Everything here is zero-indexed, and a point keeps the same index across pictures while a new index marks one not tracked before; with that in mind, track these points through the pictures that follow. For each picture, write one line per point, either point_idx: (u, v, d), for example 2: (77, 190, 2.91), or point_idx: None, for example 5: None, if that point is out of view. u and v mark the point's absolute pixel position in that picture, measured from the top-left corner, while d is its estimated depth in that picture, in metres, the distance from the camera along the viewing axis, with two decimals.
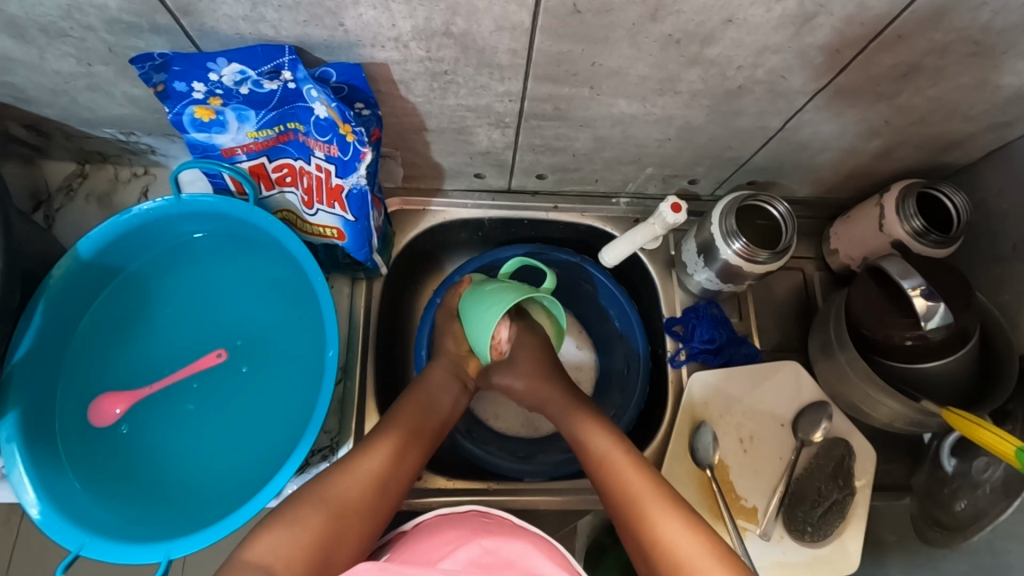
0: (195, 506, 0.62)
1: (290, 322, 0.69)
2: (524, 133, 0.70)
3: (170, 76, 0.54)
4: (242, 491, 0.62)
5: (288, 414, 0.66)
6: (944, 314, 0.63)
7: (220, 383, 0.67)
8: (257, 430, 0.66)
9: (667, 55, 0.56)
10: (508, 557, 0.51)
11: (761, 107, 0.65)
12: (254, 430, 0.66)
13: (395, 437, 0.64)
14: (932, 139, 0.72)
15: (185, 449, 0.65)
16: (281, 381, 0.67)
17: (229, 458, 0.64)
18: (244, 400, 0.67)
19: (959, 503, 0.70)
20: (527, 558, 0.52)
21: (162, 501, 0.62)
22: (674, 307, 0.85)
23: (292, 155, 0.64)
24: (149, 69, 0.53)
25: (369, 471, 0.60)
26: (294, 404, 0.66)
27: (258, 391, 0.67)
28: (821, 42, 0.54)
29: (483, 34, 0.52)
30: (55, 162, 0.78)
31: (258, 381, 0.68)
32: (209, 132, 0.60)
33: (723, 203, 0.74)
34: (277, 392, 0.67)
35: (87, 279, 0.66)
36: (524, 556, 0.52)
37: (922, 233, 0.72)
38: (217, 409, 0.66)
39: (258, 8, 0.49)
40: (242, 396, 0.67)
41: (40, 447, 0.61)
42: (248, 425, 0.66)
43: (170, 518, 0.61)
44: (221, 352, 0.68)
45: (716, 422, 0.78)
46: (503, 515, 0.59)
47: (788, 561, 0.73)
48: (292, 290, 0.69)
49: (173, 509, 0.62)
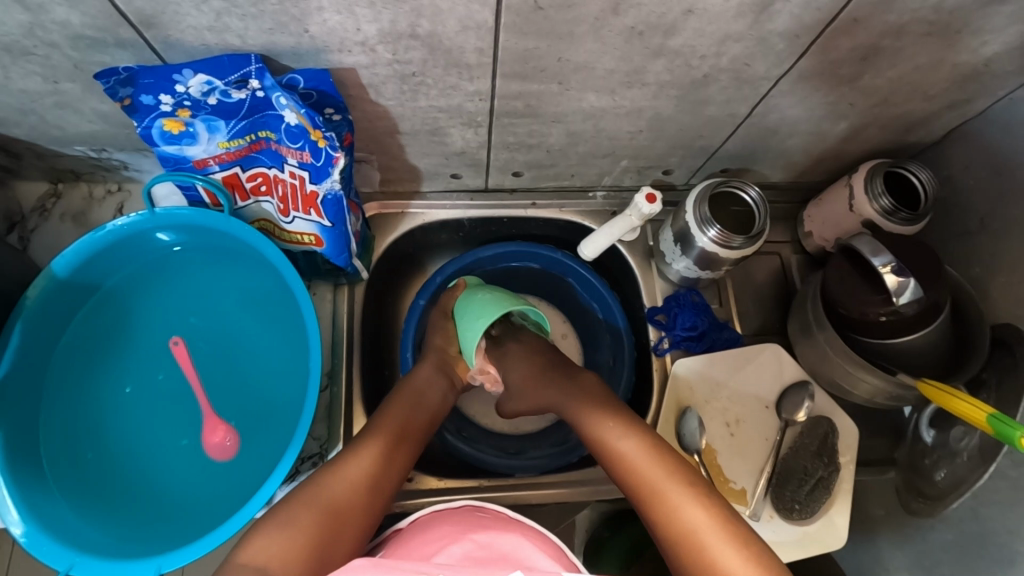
0: (201, 511, 0.62)
1: (268, 317, 0.69)
2: (497, 131, 0.70)
3: (136, 89, 0.54)
4: (242, 489, 0.63)
5: (277, 406, 0.67)
6: (915, 289, 0.65)
7: (216, 386, 0.68)
8: (256, 430, 0.66)
9: (632, 48, 0.57)
10: (500, 550, 0.52)
11: (728, 95, 0.66)
12: (257, 430, 0.66)
13: (383, 438, 0.65)
14: (896, 120, 0.73)
15: (191, 463, 0.65)
16: (264, 374, 0.68)
17: (230, 457, 0.65)
18: (233, 395, 0.67)
19: (939, 473, 0.72)
20: (520, 549, 0.52)
21: (166, 515, 0.62)
22: (656, 297, 0.86)
23: (266, 164, 0.64)
24: (115, 83, 0.53)
25: (357, 473, 0.60)
26: (282, 398, 0.67)
27: (256, 392, 0.68)
28: (781, 28, 0.55)
29: (449, 34, 0.53)
30: (26, 183, 0.77)
31: (257, 381, 0.68)
32: (180, 144, 0.60)
33: (696, 192, 0.75)
34: (265, 385, 0.68)
35: (65, 298, 0.65)
36: (517, 549, 0.52)
37: (891, 211, 0.74)
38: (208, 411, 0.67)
39: (222, 19, 0.49)
40: (242, 399, 0.67)
41: (27, 470, 0.60)
42: (247, 430, 0.66)
43: (179, 525, 0.61)
44: (178, 340, 0.68)
45: (701, 407, 0.79)
46: (498, 509, 0.59)
47: (780, 540, 0.74)
48: (266, 284, 0.69)
49: (181, 522, 0.61)
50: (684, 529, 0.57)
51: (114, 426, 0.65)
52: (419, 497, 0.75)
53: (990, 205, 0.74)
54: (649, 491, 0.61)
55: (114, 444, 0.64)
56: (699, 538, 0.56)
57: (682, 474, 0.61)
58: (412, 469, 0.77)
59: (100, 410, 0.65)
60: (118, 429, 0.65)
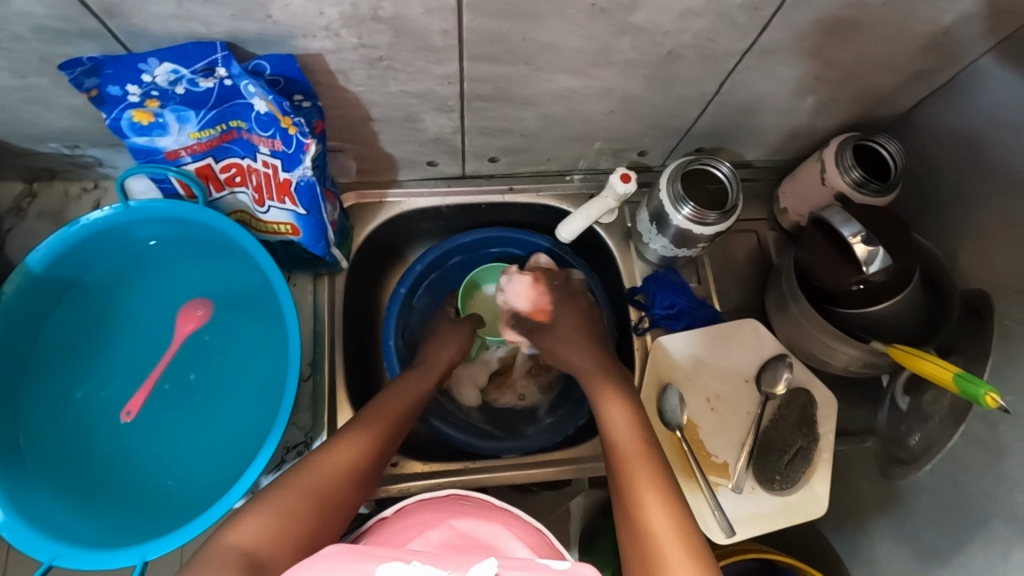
0: (200, 493, 0.62)
1: (241, 288, 0.70)
2: (469, 116, 0.71)
3: (103, 80, 0.54)
4: (236, 466, 0.63)
5: (262, 377, 0.67)
6: (884, 257, 0.66)
7: (191, 358, 0.68)
8: (239, 408, 0.66)
9: (596, 25, 0.57)
10: (481, 536, 0.54)
11: (695, 71, 0.67)
12: (243, 396, 0.67)
13: (376, 430, 0.65)
14: (862, 93, 0.75)
15: (184, 443, 0.65)
16: (241, 322, 0.69)
17: (217, 428, 0.65)
18: (212, 361, 0.68)
19: (914, 436, 0.74)
20: (499, 540, 0.54)
21: (159, 505, 0.62)
22: (635, 277, 0.87)
23: (241, 155, 0.64)
24: (81, 74, 0.53)
25: (345, 462, 0.60)
26: (260, 362, 0.68)
27: (237, 348, 0.68)
28: (741, 1, 0.56)
29: (413, 16, 0.53)
30: (2, 183, 0.77)
31: (224, 340, 0.69)
32: (150, 135, 0.60)
33: (668, 170, 0.76)
34: (231, 348, 0.68)
35: (38, 298, 0.64)
36: (496, 538, 0.54)
37: (862, 183, 0.75)
38: (193, 398, 0.67)
39: (184, 6, 0.49)
40: (225, 364, 0.68)
41: (12, 472, 0.60)
42: (232, 404, 0.66)
43: (177, 513, 0.61)
44: (128, 411, 0.65)
45: (682, 383, 0.80)
46: (483, 499, 0.60)
47: (762, 511, 0.75)
48: (241, 268, 0.70)
49: (178, 508, 0.62)
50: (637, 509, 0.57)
51: (96, 420, 0.65)
52: (406, 482, 0.75)
53: (958, 173, 0.75)
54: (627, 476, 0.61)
55: (101, 443, 0.64)
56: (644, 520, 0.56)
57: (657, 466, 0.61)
58: (397, 454, 0.78)
59: (83, 407, 0.65)
60: (102, 424, 0.65)
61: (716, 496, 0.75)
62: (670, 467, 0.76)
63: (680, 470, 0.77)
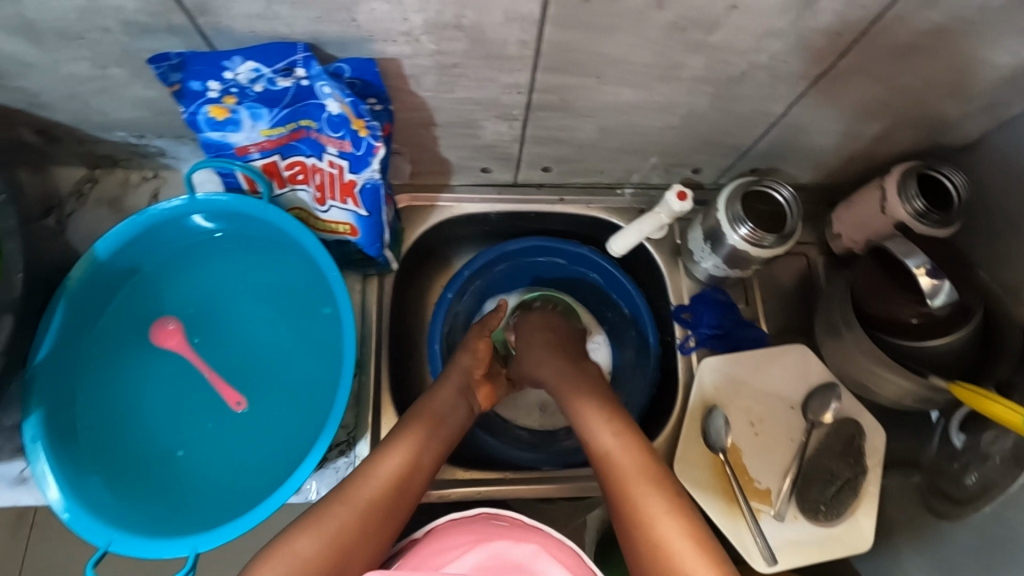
0: (253, 484, 0.63)
1: (268, 266, 0.70)
2: (531, 125, 0.71)
3: (186, 75, 0.56)
4: (289, 459, 0.64)
5: (316, 370, 0.67)
6: (950, 292, 0.64)
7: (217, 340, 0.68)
8: (283, 394, 0.67)
9: (671, 42, 0.57)
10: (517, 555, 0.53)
11: (762, 92, 0.66)
12: (283, 377, 0.68)
13: (420, 430, 0.67)
14: (929, 122, 0.73)
15: (232, 433, 0.65)
16: (269, 298, 0.70)
17: (262, 410, 0.66)
18: (249, 346, 0.69)
19: (970, 476, 0.72)
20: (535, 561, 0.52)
21: (213, 496, 0.62)
22: (681, 294, 0.86)
23: (307, 155, 0.64)
24: (166, 69, 0.55)
25: (384, 472, 0.62)
26: (297, 341, 0.69)
27: (269, 326, 0.69)
28: (822, 25, 0.55)
29: (493, 25, 0.53)
30: (64, 168, 0.79)
31: (253, 320, 0.69)
32: (223, 131, 0.61)
33: (728, 189, 0.75)
34: (259, 324, 0.69)
35: (91, 291, 0.65)
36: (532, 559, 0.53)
37: (923, 213, 0.73)
38: (252, 388, 0.67)
39: (272, 7, 0.50)
40: (261, 345, 0.69)
41: (72, 462, 0.60)
42: (277, 389, 0.67)
43: (233, 504, 0.62)
44: (241, 401, 0.66)
45: (727, 406, 0.79)
46: (514, 516, 0.59)
47: (802, 541, 0.74)
48: (284, 259, 0.70)
49: (232, 499, 0.62)
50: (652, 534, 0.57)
51: (146, 412, 0.65)
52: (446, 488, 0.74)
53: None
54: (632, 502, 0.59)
55: (153, 435, 0.65)
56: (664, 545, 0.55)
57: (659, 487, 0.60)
58: None
59: (133, 400, 0.65)
60: (152, 414, 0.65)
61: (758, 524, 0.74)
62: (712, 490, 0.75)
63: (720, 493, 0.75)
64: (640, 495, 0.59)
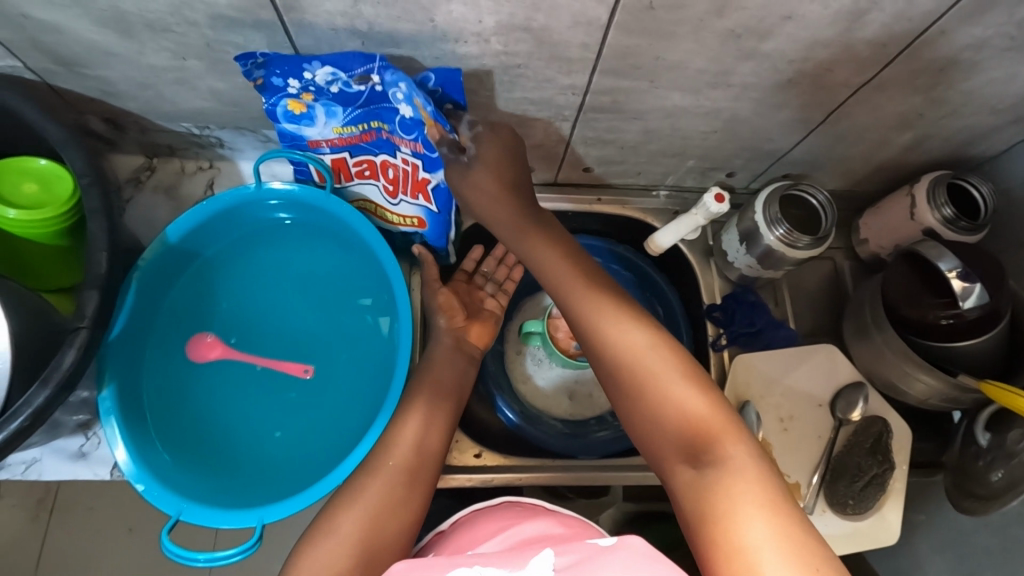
0: (312, 461, 0.66)
1: (325, 252, 0.73)
2: (579, 126, 0.74)
3: (269, 72, 0.58)
4: (346, 440, 0.66)
5: (371, 354, 0.70)
6: (980, 294, 0.68)
7: (277, 323, 0.71)
8: (341, 376, 0.70)
9: (725, 49, 0.60)
10: (538, 535, 0.54)
11: (805, 100, 0.69)
12: (341, 359, 0.70)
13: (425, 395, 0.67)
14: (960, 133, 0.76)
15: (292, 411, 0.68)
16: (326, 284, 0.72)
17: (320, 390, 0.69)
18: (306, 329, 0.71)
19: (994, 473, 0.73)
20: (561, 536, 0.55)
21: (275, 471, 0.65)
22: (714, 294, 0.89)
23: (381, 155, 0.68)
24: (251, 66, 0.57)
25: (398, 450, 0.62)
26: (352, 325, 0.71)
27: (326, 310, 0.72)
28: (869, 36, 0.58)
29: (561, 29, 0.56)
30: (124, 156, 0.81)
31: (310, 304, 0.72)
32: (299, 124, 0.64)
33: (765, 192, 0.78)
34: (316, 308, 0.72)
35: (158, 273, 0.67)
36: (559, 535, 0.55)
37: (952, 220, 0.77)
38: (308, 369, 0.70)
39: (357, 5, 0.53)
40: (318, 328, 0.71)
41: (141, 437, 0.63)
42: (334, 370, 0.70)
43: (294, 479, 0.65)
44: (308, 367, 0.69)
45: (759, 402, 0.82)
46: (532, 501, 0.62)
47: (830, 533, 0.77)
48: (341, 247, 0.73)
49: (293, 475, 0.65)
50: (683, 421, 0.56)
51: (209, 389, 0.68)
52: (486, 474, 0.77)
53: None
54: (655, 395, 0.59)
55: (218, 412, 0.67)
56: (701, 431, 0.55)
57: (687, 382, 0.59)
58: (479, 445, 0.79)
59: (198, 379, 0.68)
60: (215, 393, 0.68)
61: None
62: None
63: None
64: (666, 385, 0.58)
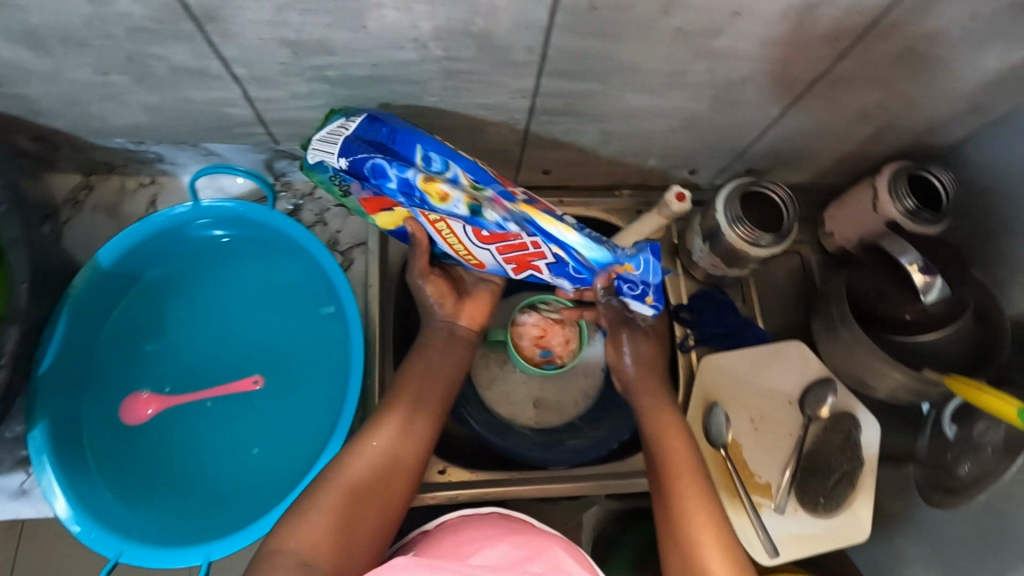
0: (262, 489, 0.64)
1: (269, 268, 0.72)
2: (534, 129, 0.72)
3: (409, 171, 0.55)
4: (296, 462, 0.65)
5: (320, 374, 0.69)
6: (942, 288, 0.66)
7: (221, 346, 0.69)
8: (288, 396, 0.68)
9: (677, 48, 0.58)
10: (531, 548, 0.55)
11: (764, 96, 0.67)
12: (288, 379, 0.68)
13: (399, 408, 0.66)
14: (921, 124, 0.75)
15: (240, 437, 0.66)
16: (270, 302, 0.71)
17: (263, 410, 0.67)
18: (251, 349, 0.69)
19: (962, 466, 0.73)
20: (554, 552, 0.55)
21: (224, 505, 0.64)
22: (680, 294, 0.86)
23: (473, 226, 0.60)
24: (395, 167, 0.55)
25: (376, 447, 0.63)
26: (300, 343, 0.70)
27: (273, 328, 0.70)
28: (822, 31, 0.57)
29: (502, 32, 0.54)
30: (59, 175, 0.78)
31: (255, 323, 0.70)
32: (423, 195, 0.57)
33: (726, 190, 0.76)
34: (262, 327, 0.70)
35: (90, 304, 0.66)
36: (551, 549, 0.56)
37: (914, 212, 0.76)
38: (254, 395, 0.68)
39: (282, 13, 0.50)
40: (263, 348, 0.69)
41: (78, 474, 0.62)
42: (280, 392, 0.68)
43: (242, 509, 0.63)
44: (257, 378, 0.68)
45: (728, 403, 0.81)
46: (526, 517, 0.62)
47: (803, 533, 0.76)
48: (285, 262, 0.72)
49: (244, 506, 0.63)
50: (677, 507, 0.66)
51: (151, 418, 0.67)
52: (452, 491, 0.74)
53: (1012, 208, 0.76)
54: (665, 476, 0.68)
55: (162, 442, 0.66)
56: (686, 524, 0.64)
57: (695, 475, 0.68)
58: (444, 461, 0.76)
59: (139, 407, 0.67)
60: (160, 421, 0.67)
61: (760, 517, 0.75)
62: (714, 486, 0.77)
63: (722, 487, 0.77)
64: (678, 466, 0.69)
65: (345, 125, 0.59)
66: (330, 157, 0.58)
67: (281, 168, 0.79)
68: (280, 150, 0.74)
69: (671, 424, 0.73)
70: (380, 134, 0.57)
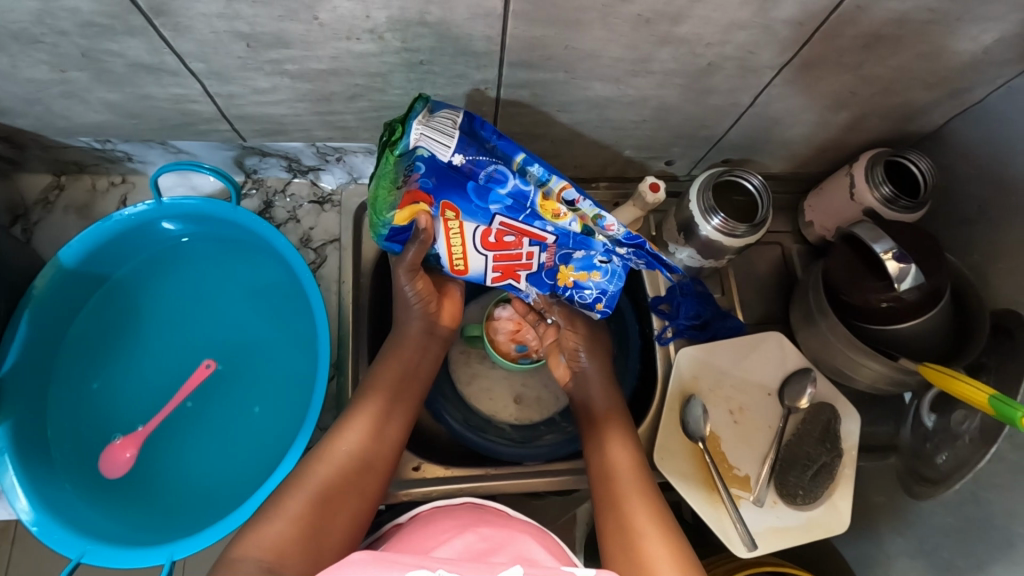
0: (226, 490, 0.67)
1: (232, 271, 0.75)
2: (503, 121, 0.71)
3: (517, 182, 0.60)
4: (259, 462, 0.68)
5: (280, 373, 0.72)
6: (916, 275, 0.66)
7: (186, 350, 0.73)
8: (252, 397, 0.71)
9: (638, 35, 0.57)
10: (498, 540, 0.55)
11: (732, 84, 0.67)
12: (252, 378, 0.72)
13: (369, 415, 0.66)
14: (896, 109, 0.74)
15: (205, 438, 0.70)
16: (235, 304, 0.74)
17: (225, 409, 0.71)
18: (217, 349, 0.73)
19: (940, 456, 0.72)
20: (520, 543, 0.55)
21: (189, 510, 0.67)
22: (659, 287, 0.85)
23: (511, 223, 0.65)
24: (487, 168, 0.60)
25: (343, 453, 0.63)
26: (263, 343, 0.73)
27: (239, 330, 0.74)
28: (785, 16, 0.56)
29: (458, 21, 0.53)
30: (29, 175, 0.77)
31: (220, 323, 0.74)
32: (498, 194, 0.62)
33: (700, 180, 0.76)
34: (228, 327, 0.74)
35: (54, 306, 0.69)
36: (517, 541, 0.55)
37: (891, 199, 0.75)
38: (220, 398, 0.71)
39: (232, 6, 0.49)
40: (229, 349, 0.73)
41: (42, 473, 0.65)
42: (244, 392, 0.72)
43: (206, 512, 0.66)
44: (209, 363, 0.72)
45: (706, 395, 0.80)
46: (499, 506, 0.62)
47: (782, 525, 0.75)
48: (249, 265, 0.75)
49: (208, 509, 0.66)
50: (631, 523, 0.64)
51: (118, 417, 0.70)
52: (427, 487, 0.73)
53: (989, 193, 0.75)
54: (620, 493, 0.66)
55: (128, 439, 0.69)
56: (641, 539, 0.62)
57: (650, 490, 0.67)
58: (418, 457, 0.75)
59: (108, 408, 0.70)
60: (127, 420, 0.70)
61: (738, 510, 0.74)
62: (692, 480, 0.76)
63: (701, 482, 0.76)
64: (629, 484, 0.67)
65: (452, 118, 0.59)
66: (444, 149, 0.58)
67: (252, 164, 0.78)
68: (250, 147, 0.74)
69: (628, 439, 0.71)
70: (483, 142, 0.60)
